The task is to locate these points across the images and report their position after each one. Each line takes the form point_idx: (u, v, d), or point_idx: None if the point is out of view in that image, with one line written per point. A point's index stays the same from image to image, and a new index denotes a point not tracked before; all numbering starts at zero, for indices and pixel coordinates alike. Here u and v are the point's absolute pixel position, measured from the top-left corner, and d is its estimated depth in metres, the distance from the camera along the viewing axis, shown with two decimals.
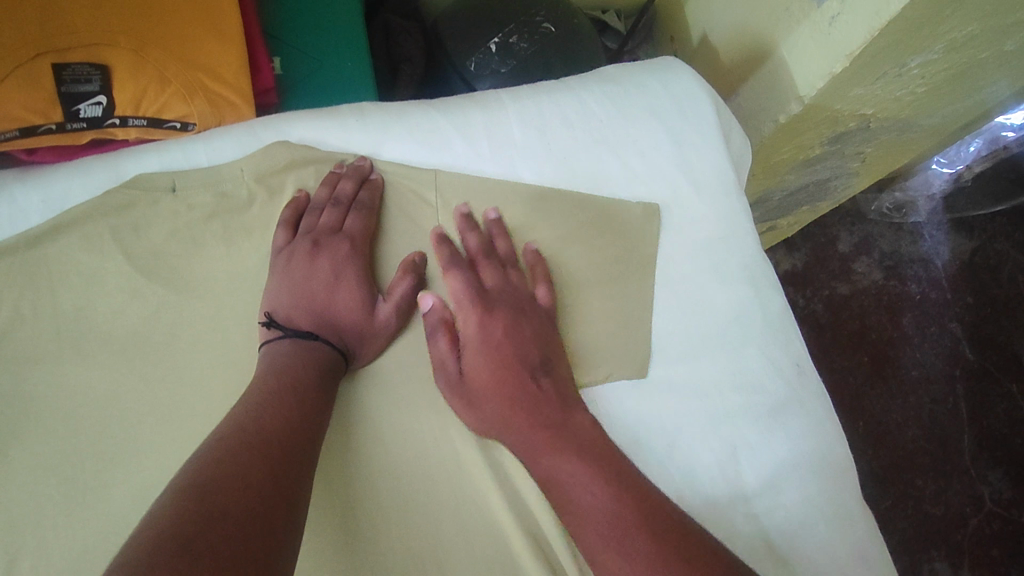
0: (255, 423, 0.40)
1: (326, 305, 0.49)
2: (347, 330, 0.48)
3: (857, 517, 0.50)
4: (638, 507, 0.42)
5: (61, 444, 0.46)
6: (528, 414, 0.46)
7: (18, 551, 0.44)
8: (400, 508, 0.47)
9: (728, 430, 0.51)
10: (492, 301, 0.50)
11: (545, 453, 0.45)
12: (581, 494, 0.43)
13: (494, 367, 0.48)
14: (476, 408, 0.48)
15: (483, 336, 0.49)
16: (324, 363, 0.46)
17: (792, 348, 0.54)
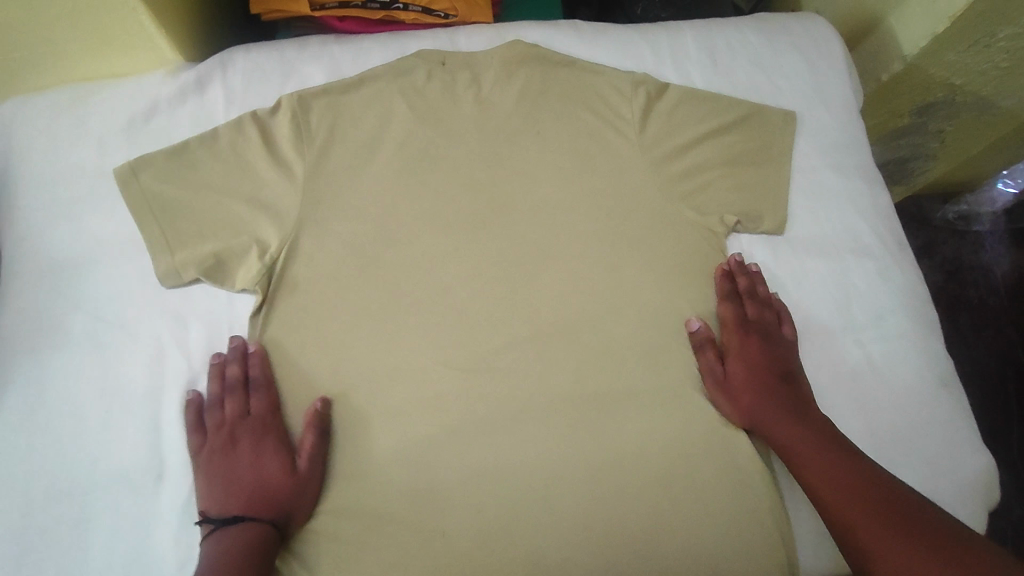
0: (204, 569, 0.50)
1: (252, 484, 0.55)
2: (270, 502, 0.55)
3: (936, 363, 0.65)
4: (842, 466, 0.54)
5: (349, 229, 0.63)
6: (765, 407, 0.59)
7: (326, 296, 0.61)
8: (591, 315, 0.63)
9: (844, 283, 0.66)
10: (751, 325, 0.63)
11: (774, 431, 0.58)
12: (799, 450, 0.57)
13: (746, 377, 0.61)
14: (736, 400, 0.61)
15: (736, 353, 0.62)
16: (254, 538, 0.53)
17: (893, 231, 0.69)
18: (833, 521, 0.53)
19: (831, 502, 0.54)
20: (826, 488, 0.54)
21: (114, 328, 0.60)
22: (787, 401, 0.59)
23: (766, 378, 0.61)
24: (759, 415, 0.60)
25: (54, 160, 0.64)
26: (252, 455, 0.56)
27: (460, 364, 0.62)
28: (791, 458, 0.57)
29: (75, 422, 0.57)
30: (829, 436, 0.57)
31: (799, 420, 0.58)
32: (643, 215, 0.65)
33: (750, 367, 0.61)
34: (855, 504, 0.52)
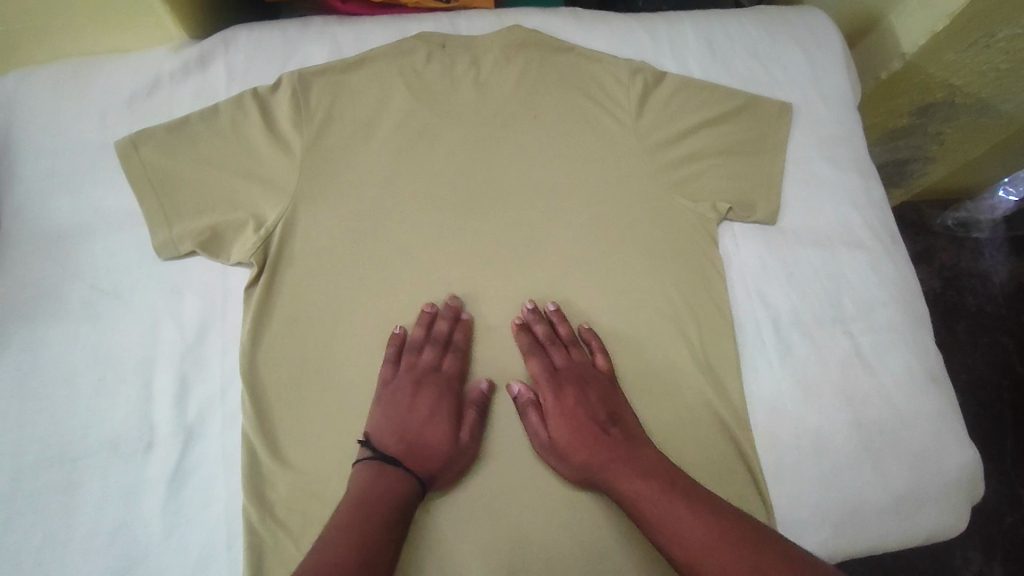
0: (361, 512, 0.50)
1: (417, 434, 0.56)
2: (420, 449, 0.56)
3: (926, 356, 0.65)
4: (673, 505, 0.51)
5: (344, 207, 0.63)
6: (587, 458, 0.56)
7: (320, 274, 0.62)
8: (583, 300, 0.64)
9: (836, 274, 0.67)
10: (591, 377, 0.60)
11: (607, 477, 0.55)
12: (642, 497, 0.52)
13: (557, 427, 0.57)
14: (565, 459, 0.57)
15: (562, 401, 0.58)
16: (380, 480, 0.53)
17: (886, 225, 0.70)
18: (681, 566, 0.49)
19: (685, 556, 0.49)
20: (672, 532, 0.50)
21: (107, 296, 0.60)
22: (613, 450, 0.55)
23: (586, 433, 0.57)
24: (587, 462, 0.56)
25: (55, 131, 0.64)
26: (428, 411, 0.58)
27: (449, 342, 0.62)
28: (630, 507, 0.53)
29: (66, 388, 0.57)
30: (665, 477, 0.53)
31: (629, 464, 0.54)
32: (637, 202, 0.66)
33: (562, 411, 0.58)
34: (699, 542, 0.49)
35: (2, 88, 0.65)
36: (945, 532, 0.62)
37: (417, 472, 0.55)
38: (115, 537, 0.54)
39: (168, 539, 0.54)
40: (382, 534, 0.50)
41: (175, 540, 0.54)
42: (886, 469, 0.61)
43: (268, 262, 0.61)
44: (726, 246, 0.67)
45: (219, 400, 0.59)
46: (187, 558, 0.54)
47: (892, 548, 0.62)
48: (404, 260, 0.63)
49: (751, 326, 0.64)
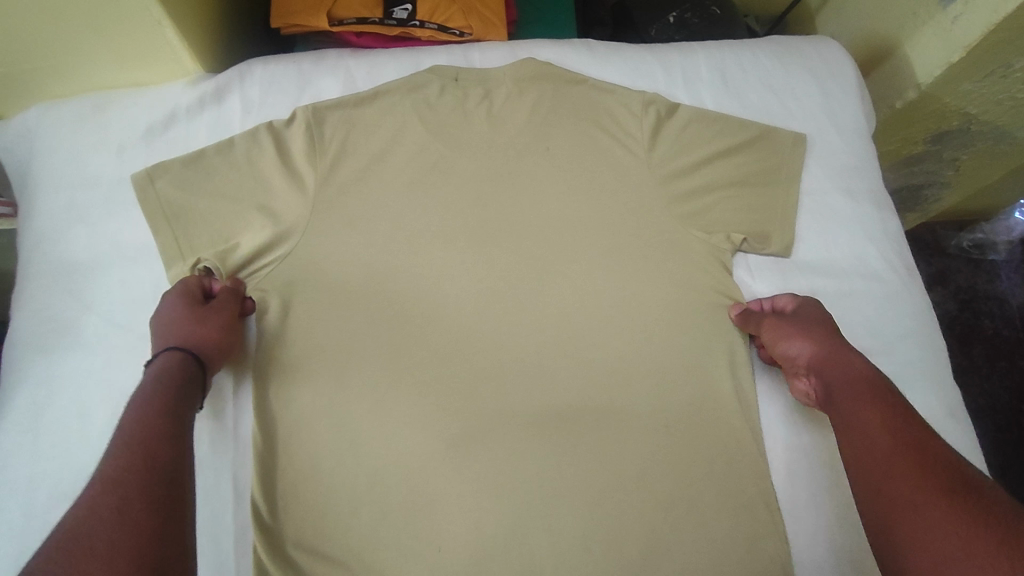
0: (142, 431, 0.45)
1: (188, 332, 0.55)
2: (202, 333, 0.55)
3: (944, 391, 0.64)
4: (872, 404, 0.50)
5: (356, 240, 0.64)
6: (838, 349, 0.56)
7: (335, 305, 0.62)
8: (596, 332, 0.63)
9: (850, 306, 0.66)
10: (804, 307, 0.61)
11: (836, 362, 0.55)
12: (848, 386, 0.52)
13: (817, 333, 0.58)
14: (795, 336, 0.58)
15: (807, 313, 0.60)
16: (183, 364, 0.52)
17: (903, 257, 0.69)
18: (862, 464, 0.48)
19: (870, 442, 0.48)
20: (860, 422, 0.50)
21: (120, 330, 0.60)
22: (847, 349, 0.56)
23: (830, 332, 0.58)
24: (822, 348, 0.56)
25: (73, 164, 0.65)
26: (182, 312, 0.56)
27: (459, 375, 0.61)
28: (841, 389, 0.53)
29: (79, 423, 0.57)
30: (876, 383, 0.52)
31: (854, 355, 0.55)
32: (649, 234, 0.66)
33: (812, 318, 0.59)
34: (897, 444, 0.47)
35: (22, 122, 0.66)
36: None
37: (202, 353, 0.55)
38: None
39: None
40: (170, 439, 0.45)
41: None
42: None
43: (281, 296, 0.62)
44: (742, 276, 0.67)
45: (232, 434, 0.58)
46: None
47: None
48: (418, 292, 0.63)
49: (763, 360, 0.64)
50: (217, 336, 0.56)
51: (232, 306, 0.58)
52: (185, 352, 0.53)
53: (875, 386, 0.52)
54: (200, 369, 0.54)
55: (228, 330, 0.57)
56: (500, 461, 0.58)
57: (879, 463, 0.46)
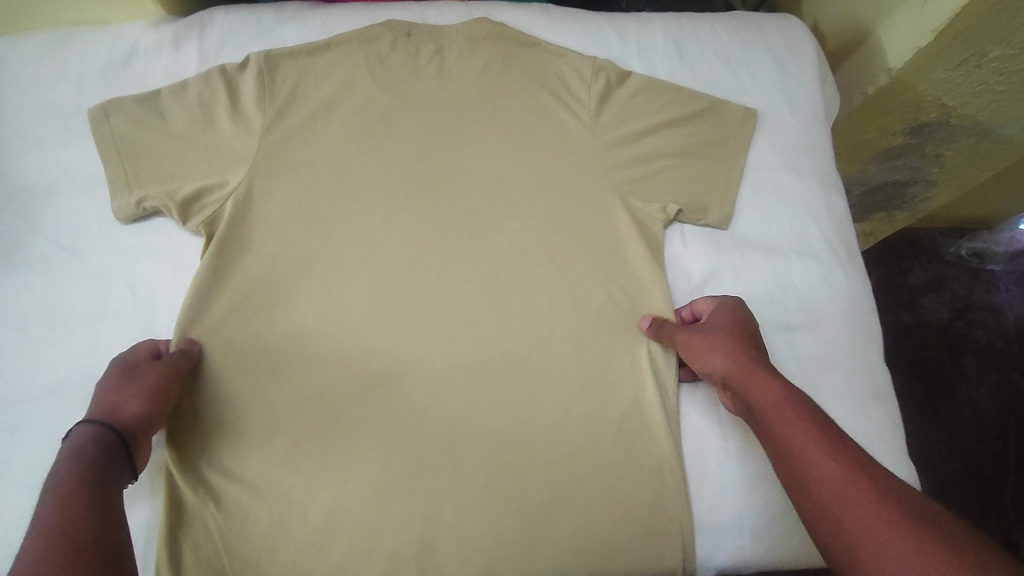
0: (71, 489, 0.44)
1: (114, 404, 0.52)
2: (132, 411, 0.52)
3: (871, 370, 0.64)
4: (802, 425, 0.48)
5: (295, 183, 0.65)
6: (756, 364, 0.53)
7: (269, 242, 0.63)
8: (523, 289, 0.63)
9: (784, 281, 0.65)
10: (719, 315, 0.59)
11: (750, 377, 0.53)
12: (772, 402, 0.50)
13: (730, 346, 0.55)
14: (711, 347, 0.56)
15: (719, 325, 0.58)
16: (96, 437, 0.49)
17: (844, 236, 0.68)
18: (813, 490, 0.45)
19: (811, 469, 0.46)
20: (796, 445, 0.47)
21: (67, 253, 0.62)
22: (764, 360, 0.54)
23: (745, 343, 0.55)
24: (735, 363, 0.54)
25: (35, 93, 0.67)
26: (117, 384, 0.53)
27: (381, 318, 0.62)
28: (764, 412, 0.51)
29: (18, 334, 0.60)
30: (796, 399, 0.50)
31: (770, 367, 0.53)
32: (586, 198, 0.66)
33: (727, 328, 0.57)
34: (843, 468, 0.45)
35: None
36: None
37: (116, 424, 0.51)
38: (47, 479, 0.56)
39: None
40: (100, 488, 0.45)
41: None
42: None
43: (218, 232, 0.63)
44: (675, 239, 0.67)
45: None
46: None
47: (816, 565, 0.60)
48: (351, 238, 0.64)
49: None
50: (135, 409, 0.52)
51: (160, 377, 0.55)
52: (101, 424, 0.50)
53: (796, 402, 0.50)
54: (118, 440, 0.50)
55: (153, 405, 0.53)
56: (413, 402, 0.59)
57: (831, 492, 0.44)
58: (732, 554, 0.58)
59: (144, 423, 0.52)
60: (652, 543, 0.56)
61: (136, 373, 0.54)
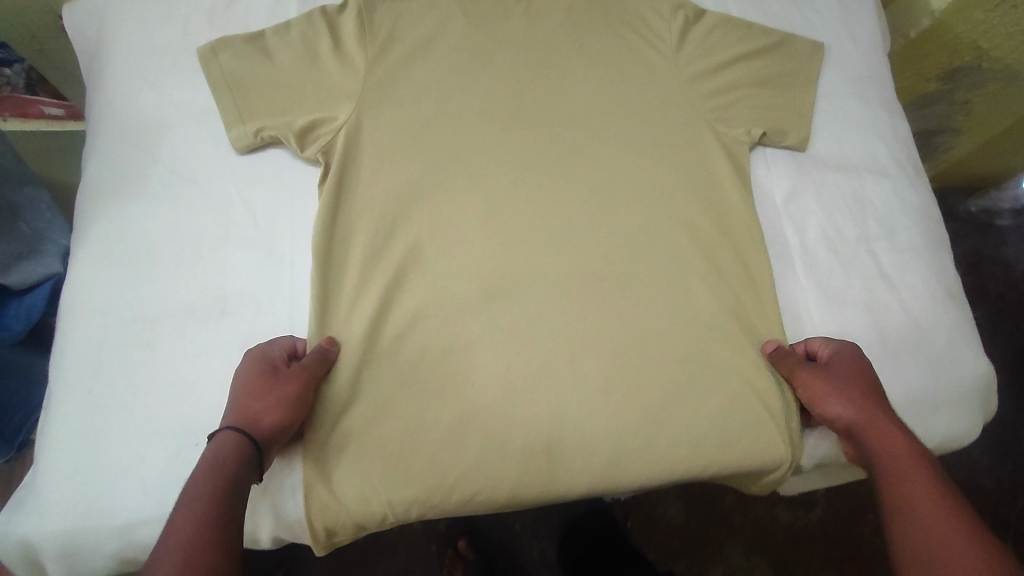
0: (198, 500, 0.47)
1: (255, 412, 0.53)
2: (268, 417, 0.54)
3: (945, 276, 0.68)
4: (916, 480, 0.52)
5: (400, 114, 0.68)
6: (882, 418, 0.57)
7: (378, 169, 0.66)
8: (623, 210, 0.67)
9: (861, 198, 0.70)
10: (844, 357, 0.61)
11: (878, 430, 0.56)
12: (892, 458, 0.54)
13: (859, 395, 0.58)
14: (836, 393, 0.59)
15: (848, 371, 0.60)
16: (238, 448, 0.51)
17: (912, 158, 0.73)
18: (912, 542, 0.50)
19: (915, 524, 0.50)
20: (904, 499, 0.52)
21: (187, 182, 0.64)
22: (888, 416, 0.57)
23: (871, 395, 0.58)
24: (864, 414, 0.57)
25: (141, 34, 0.70)
26: (258, 385, 0.54)
27: (491, 238, 0.65)
28: (884, 462, 0.55)
29: (149, 259, 0.61)
30: (913, 456, 0.54)
31: (893, 424, 0.56)
32: (675, 126, 0.70)
33: (852, 372, 0.60)
34: (954, 531, 0.49)
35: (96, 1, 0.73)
36: (959, 438, 0.65)
37: (257, 435, 0.53)
38: (189, 391, 0.57)
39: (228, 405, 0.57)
40: (222, 504, 0.48)
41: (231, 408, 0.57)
42: (906, 372, 0.63)
43: (334, 159, 0.65)
44: (758, 160, 0.71)
45: (285, 284, 0.62)
46: None
47: None
48: (457, 165, 0.67)
49: (779, 244, 0.68)
50: (273, 420, 0.54)
51: (300, 386, 0.55)
52: (241, 432, 0.52)
53: (912, 459, 0.54)
54: (252, 452, 0.52)
55: (289, 412, 0.54)
56: (528, 312, 0.63)
57: (938, 549, 0.48)
58: None
59: (280, 433, 0.54)
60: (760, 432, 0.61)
61: (273, 372, 0.55)
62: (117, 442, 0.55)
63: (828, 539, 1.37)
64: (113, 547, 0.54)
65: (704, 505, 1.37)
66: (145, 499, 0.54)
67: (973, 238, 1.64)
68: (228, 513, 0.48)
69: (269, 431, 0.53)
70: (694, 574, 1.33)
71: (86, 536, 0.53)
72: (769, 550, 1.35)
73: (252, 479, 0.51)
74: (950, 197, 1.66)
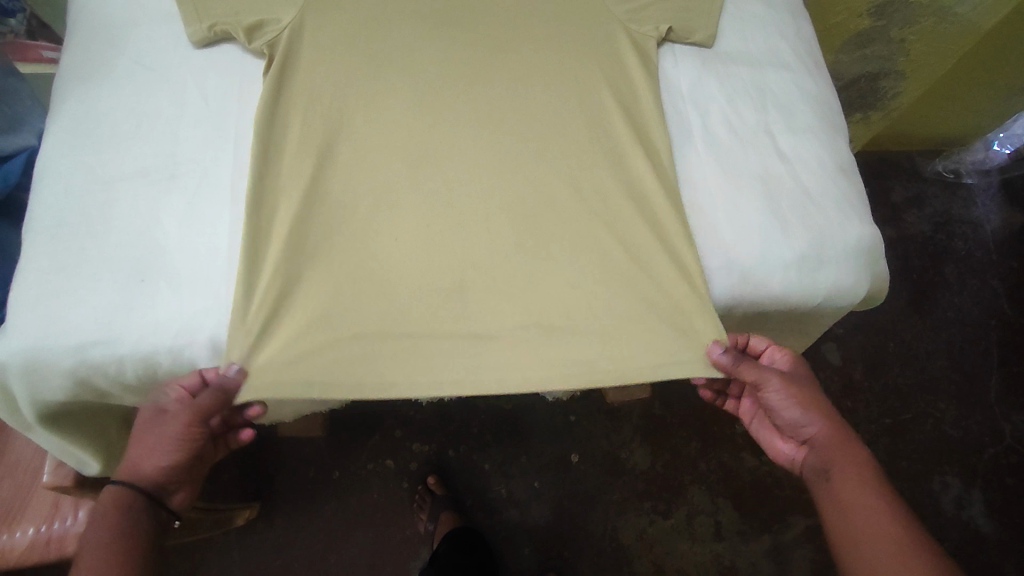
0: (104, 544, 0.60)
1: (143, 463, 0.64)
2: (156, 463, 0.64)
3: (838, 156, 0.75)
4: (860, 479, 0.66)
5: (337, 11, 0.75)
6: (838, 430, 0.69)
7: (315, 56, 0.73)
8: (542, 96, 0.74)
9: (762, 86, 0.76)
10: (801, 372, 0.72)
11: (835, 440, 0.69)
12: (837, 460, 0.68)
13: (813, 405, 0.70)
14: (804, 408, 0.69)
15: (800, 385, 0.70)
16: (127, 501, 0.63)
17: (812, 57, 0.80)
18: (849, 531, 0.64)
19: (858, 521, 0.63)
20: (852, 497, 0.65)
21: (149, 70, 0.72)
22: (843, 428, 0.70)
23: (822, 404, 0.70)
24: (823, 426, 0.69)
25: None
26: (149, 434, 0.64)
27: (418, 118, 0.72)
28: (828, 463, 0.68)
29: (111, 132, 0.69)
30: (863, 460, 0.67)
31: (846, 433, 0.69)
32: (592, 27, 0.77)
33: (806, 387, 0.71)
34: (888, 527, 0.62)
35: None
36: (847, 292, 0.71)
37: (141, 480, 0.64)
38: (140, 238, 0.64)
39: (175, 249, 0.64)
40: (117, 544, 0.61)
41: (179, 251, 0.64)
42: (794, 230, 0.70)
43: (277, 55, 0.72)
44: (668, 54, 0.77)
45: (231, 154, 0.69)
46: (193, 259, 0.64)
47: (798, 308, 0.71)
48: (389, 56, 0.74)
49: (683, 123, 0.74)
50: (154, 464, 0.64)
51: (191, 417, 0.62)
52: (129, 486, 0.63)
53: (857, 460, 0.68)
54: (144, 496, 0.64)
55: (180, 451, 0.65)
56: (449, 180, 0.69)
57: (876, 544, 0.61)
58: (724, 293, 0.68)
59: (168, 473, 0.65)
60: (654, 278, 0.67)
61: (168, 420, 0.63)
62: (74, 279, 0.62)
63: (792, 482, 1.40)
64: (69, 365, 0.60)
65: (669, 448, 1.40)
66: (95, 326, 0.61)
67: (943, 201, 1.67)
68: (131, 549, 0.61)
69: (161, 474, 0.65)
70: (659, 516, 1.35)
71: (42, 354, 0.60)
72: (733, 494, 1.38)
73: (155, 511, 0.64)
74: (917, 160, 1.71)
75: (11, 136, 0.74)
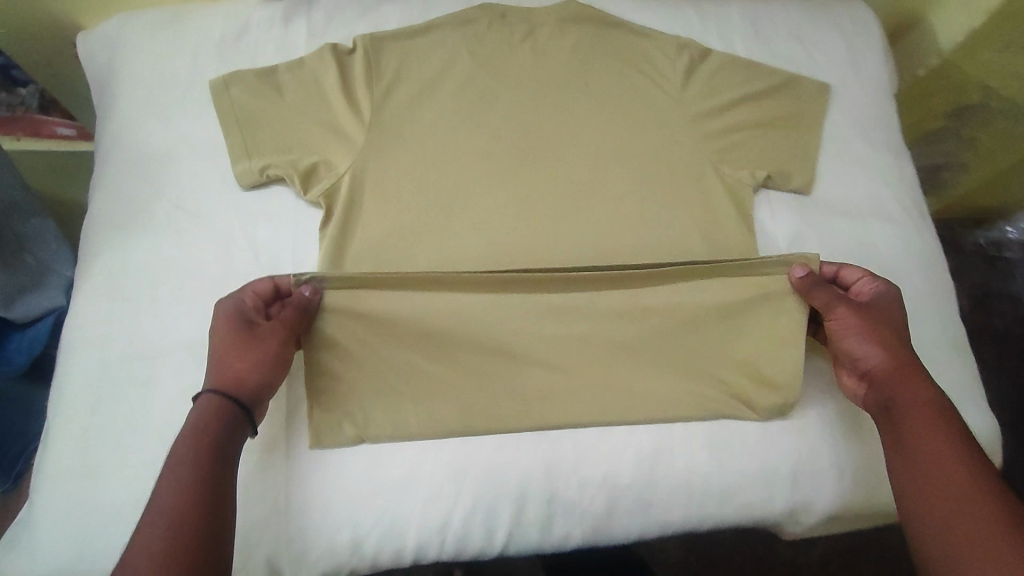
0: (182, 474, 0.49)
1: (234, 369, 0.55)
2: (249, 371, 0.55)
3: (949, 327, 0.68)
4: (944, 437, 0.52)
5: (405, 151, 0.67)
6: (910, 365, 0.57)
7: (380, 207, 0.65)
8: (628, 251, 0.67)
9: (867, 243, 0.69)
10: (879, 300, 0.61)
11: (905, 374, 0.56)
12: (918, 413, 0.54)
13: (887, 338, 0.58)
14: (873, 338, 0.58)
15: (874, 312, 0.59)
16: (219, 417, 0.53)
17: (918, 203, 0.73)
18: (919, 488, 0.51)
19: (925, 470, 0.52)
20: (924, 449, 0.52)
21: (189, 216, 0.64)
22: (919, 366, 0.57)
23: (900, 340, 0.58)
24: (893, 356, 0.57)
25: (153, 66, 0.69)
26: (232, 342, 0.56)
27: (489, 277, 0.65)
28: (914, 408, 0.55)
29: (149, 294, 0.61)
30: (946, 413, 0.54)
31: (927, 377, 0.56)
32: (683, 169, 0.69)
33: (881, 314, 0.60)
34: (975, 490, 0.49)
35: (107, 30, 0.72)
36: None
37: (238, 395, 0.54)
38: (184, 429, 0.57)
39: None
40: (202, 474, 0.50)
41: None
42: None
43: (337, 205, 0.65)
44: (767, 202, 0.70)
45: None
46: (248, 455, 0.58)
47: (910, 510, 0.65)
48: (458, 200, 0.67)
49: None
50: (253, 377, 0.55)
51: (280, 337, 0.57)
52: (221, 397, 0.54)
53: (944, 418, 0.54)
54: (233, 418, 0.53)
55: (272, 365, 0.56)
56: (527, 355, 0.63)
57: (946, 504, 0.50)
58: (832, 499, 0.61)
59: (262, 391, 0.56)
60: (739, 381, 0.62)
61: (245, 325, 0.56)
62: (113, 481, 0.55)
63: None
64: None
65: None
66: None
67: None
68: (218, 475, 0.51)
69: (249, 395, 0.55)
70: None
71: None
72: None
73: (241, 433, 0.54)
74: None
75: (37, 296, 0.78)
